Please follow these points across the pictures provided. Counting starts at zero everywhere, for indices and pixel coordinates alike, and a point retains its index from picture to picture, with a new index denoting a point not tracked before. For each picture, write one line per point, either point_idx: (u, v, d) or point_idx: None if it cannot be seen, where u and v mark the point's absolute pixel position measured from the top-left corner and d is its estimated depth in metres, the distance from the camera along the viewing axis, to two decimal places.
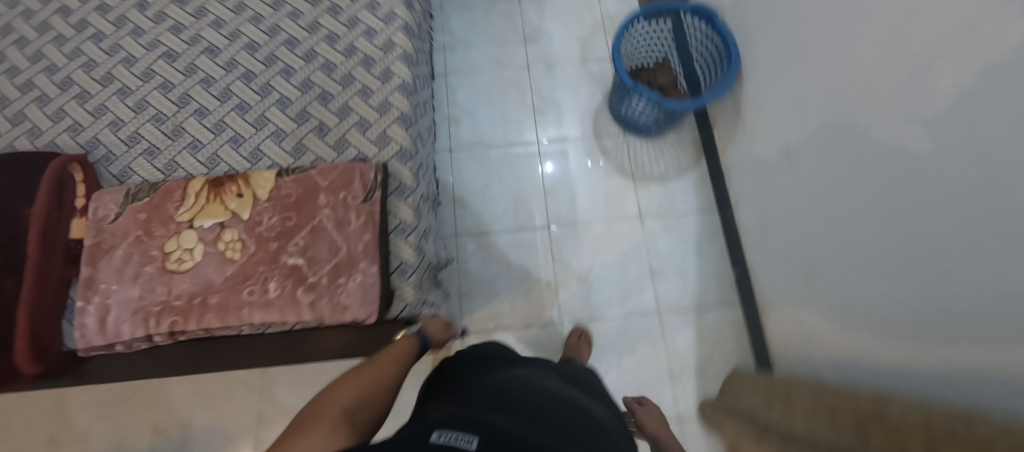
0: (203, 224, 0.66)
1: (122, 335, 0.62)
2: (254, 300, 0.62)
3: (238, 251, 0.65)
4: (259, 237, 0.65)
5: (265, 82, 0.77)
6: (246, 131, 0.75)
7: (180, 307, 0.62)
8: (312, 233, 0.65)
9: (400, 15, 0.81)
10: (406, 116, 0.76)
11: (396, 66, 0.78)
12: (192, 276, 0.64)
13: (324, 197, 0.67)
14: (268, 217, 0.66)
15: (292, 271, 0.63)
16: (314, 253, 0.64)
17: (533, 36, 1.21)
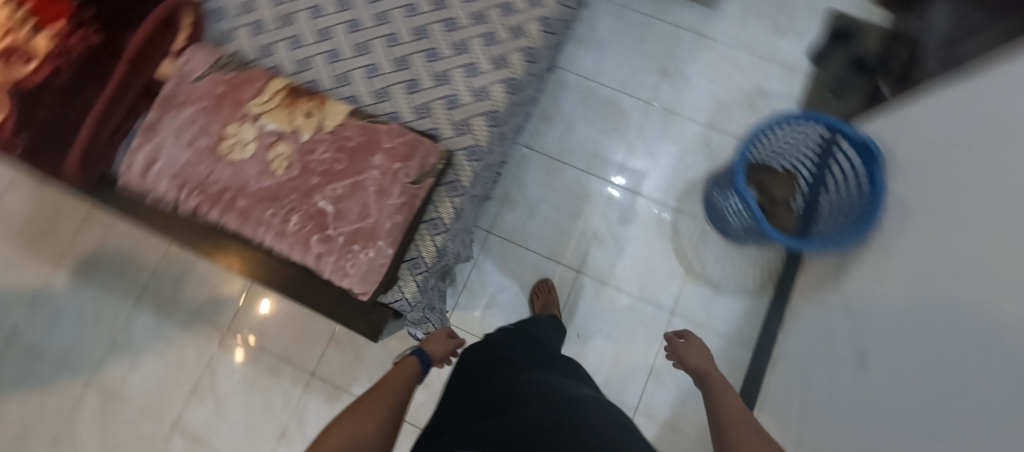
0: (265, 125, 0.66)
1: (155, 190, 0.64)
2: (274, 222, 0.62)
3: (282, 168, 0.64)
4: (305, 165, 0.64)
5: (387, 9, 0.74)
6: (346, 50, 0.73)
7: (210, 194, 0.63)
8: (352, 188, 0.64)
9: (546, 4, 0.74)
10: (496, 113, 0.71)
11: (514, 57, 0.72)
12: (234, 169, 0.64)
13: (380, 159, 0.65)
14: (321, 151, 0.65)
15: (318, 214, 0.63)
16: (344, 207, 0.63)
17: (672, 74, 1.10)
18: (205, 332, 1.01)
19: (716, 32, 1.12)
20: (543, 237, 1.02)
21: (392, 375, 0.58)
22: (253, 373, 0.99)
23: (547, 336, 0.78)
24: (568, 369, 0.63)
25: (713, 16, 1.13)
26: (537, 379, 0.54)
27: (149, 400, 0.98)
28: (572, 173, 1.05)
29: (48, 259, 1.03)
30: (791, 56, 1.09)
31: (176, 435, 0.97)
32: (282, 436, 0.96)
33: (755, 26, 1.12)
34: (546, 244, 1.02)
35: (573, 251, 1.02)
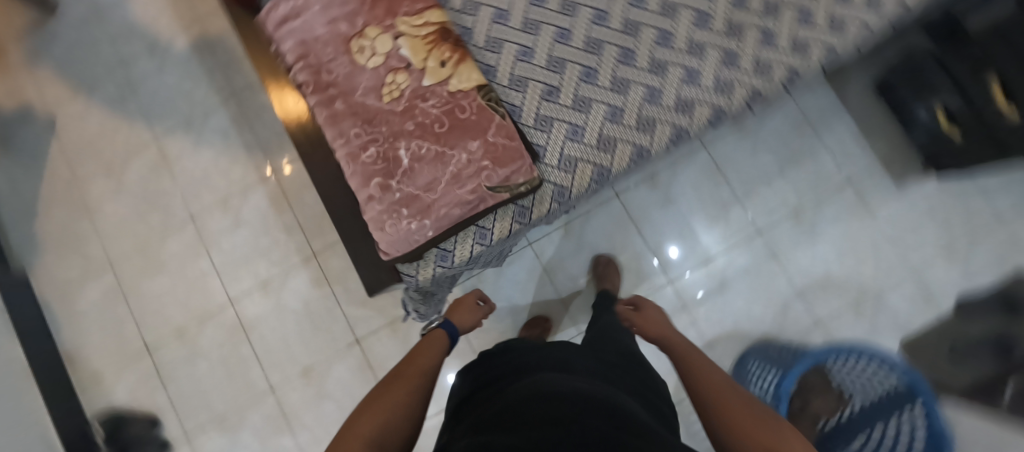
0: (401, 49, 0.64)
1: (282, 45, 0.66)
2: (355, 141, 0.62)
3: (391, 98, 0.63)
4: (410, 109, 0.63)
5: (579, 2, 0.67)
6: (517, 19, 0.68)
7: (321, 80, 0.64)
8: (434, 157, 0.62)
9: (733, 96, 0.65)
10: (607, 172, 0.65)
11: (662, 130, 0.65)
12: (353, 72, 0.64)
13: (475, 147, 0.62)
14: (432, 104, 0.63)
15: (393, 160, 0.62)
16: (417, 170, 0.61)
17: (803, 220, 0.98)
18: (256, 160, 1.05)
19: (880, 211, 0.98)
20: (572, 281, 1.00)
21: (418, 355, 0.57)
22: (271, 220, 1.03)
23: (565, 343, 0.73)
24: (575, 362, 0.57)
25: (890, 192, 0.98)
26: (542, 380, 0.48)
27: (186, 185, 1.06)
28: (638, 246, 1.00)
29: (180, 20, 1.10)
30: (937, 285, 0.94)
31: (190, 225, 1.05)
32: (262, 285, 1.02)
33: (924, 231, 0.96)
34: (569, 290, 1.00)
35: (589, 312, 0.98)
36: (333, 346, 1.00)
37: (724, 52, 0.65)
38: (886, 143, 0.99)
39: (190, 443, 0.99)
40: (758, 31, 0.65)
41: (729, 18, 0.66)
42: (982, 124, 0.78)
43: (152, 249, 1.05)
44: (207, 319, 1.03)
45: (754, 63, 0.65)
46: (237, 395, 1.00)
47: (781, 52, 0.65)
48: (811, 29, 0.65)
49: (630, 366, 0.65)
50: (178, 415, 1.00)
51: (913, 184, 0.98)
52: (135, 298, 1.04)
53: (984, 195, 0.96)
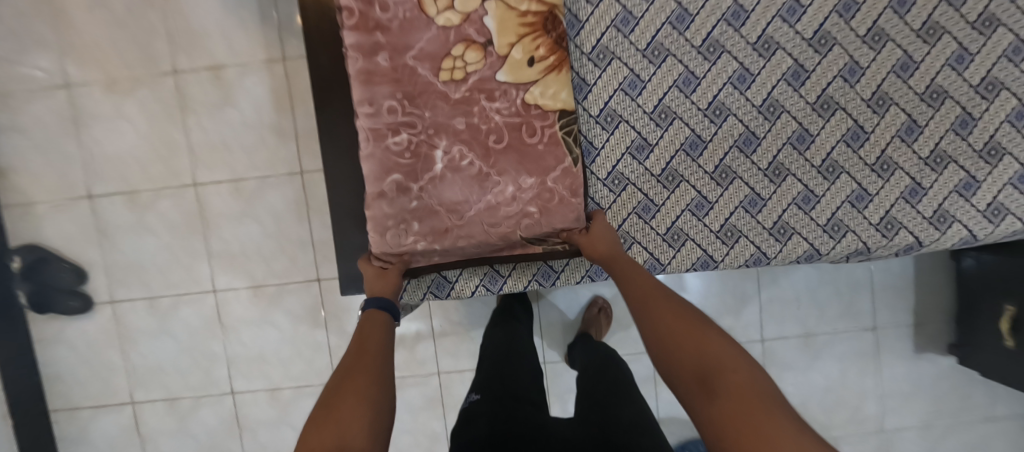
0: (488, 18, 0.45)
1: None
2: (384, 117, 0.46)
3: (451, 78, 0.47)
4: (468, 103, 0.47)
5: (726, 47, 0.52)
6: (642, 36, 0.52)
7: (368, 15, 0.44)
8: (475, 176, 0.48)
9: (840, 243, 0.54)
10: (659, 268, 0.55)
11: (742, 247, 0.54)
12: (414, 21, 0.45)
13: (528, 184, 0.49)
14: (497, 108, 0.48)
15: (424, 159, 0.48)
16: (448, 182, 0.48)
17: (810, 346, 0.92)
18: (269, 36, 0.87)
19: (886, 369, 0.93)
20: (557, 311, 0.92)
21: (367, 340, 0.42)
22: (265, 115, 0.89)
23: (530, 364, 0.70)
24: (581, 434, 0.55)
25: (905, 356, 0.92)
26: None
27: (175, 32, 0.87)
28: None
29: None
30: None
31: (169, 80, 0.88)
32: (234, 180, 0.90)
33: (914, 403, 0.93)
34: (550, 317, 0.92)
35: (560, 349, 0.92)
36: (291, 274, 0.93)
37: (857, 189, 0.53)
38: (929, 307, 0.92)
39: (115, 308, 0.94)
40: (909, 181, 0.53)
41: (884, 150, 0.53)
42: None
43: (118, 89, 0.89)
44: (163, 193, 0.91)
45: (883, 218, 0.54)
46: (178, 284, 0.93)
47: (918, 217, 0.54)
48: (967, 204, 0.53)
49: (598, 378, 0.67)
50: (110, 278, 0.93)
51: (930, 358, 0.93)
52: (87, 136, 0.90)
53: (989, 397, 0.92)
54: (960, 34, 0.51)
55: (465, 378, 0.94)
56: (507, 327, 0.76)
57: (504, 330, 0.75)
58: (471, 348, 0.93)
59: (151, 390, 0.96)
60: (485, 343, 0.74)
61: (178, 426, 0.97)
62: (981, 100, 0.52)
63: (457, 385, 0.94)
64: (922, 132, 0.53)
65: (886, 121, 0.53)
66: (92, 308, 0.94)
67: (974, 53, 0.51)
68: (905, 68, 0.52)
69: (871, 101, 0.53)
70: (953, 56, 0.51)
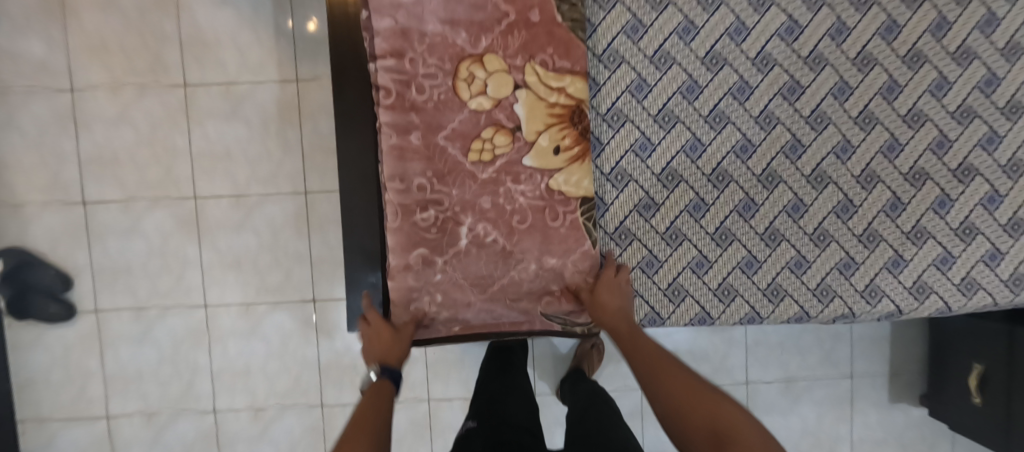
0: (518, 109, 0.50)
1: (376, 15, 0.48)
2: (413, 193, 0.50)
3: (480, 159, 0.50)
4: (495, 183, 0.50)
5: (731, 119, 0.55)
6: (654, 104, 0.55)
7: (405, 96, 0.49)
8: (499, 252, 0.51)
9: (827, 307, 0.57)
10: (659, 321, 0.58)
11: (737, 306, 0.57)
12: (447, 103, 0.50)
13: (548, 264, 0.52)
14: (522, 191, 0.51)
15: (449, 234, 0.51)
16: (472, 257, 0.51)
17: (791, 390, 0.98)
18: (284, 54, 0.88)
19: (860, 418, 0.99)
20: (550, 344, 0.93)
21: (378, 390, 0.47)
22: (272, 131, 0.89)
23: (522, 389, 0.70)
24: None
25: (879, 405, 0.98)
26: None
27: (188, 44, 0.87)
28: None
29: None
30: None
31: (178, 90, 0.88)
32: (236, 193, 0.90)
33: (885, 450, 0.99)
34: (542, 351, 0.93)
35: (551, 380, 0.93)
36: (286, 291, 0.92)
37: (845, 258, 0.57)
38: (905, 359, 0.98)
39: (99, 316, 0.92)
40: (891, 253, 0.57)
41: (870, 223, 0.57)
42: (1007, 394, 0.77)
43: (125, 94, 0.88)
44: (160, 202, 0.90)
45: (868, 286, 0.57)
46: (169, 295, 0.92)
47: (900, 287, 0.57)
48: (943, 277, 0.57)
49: (591, 405, 0.69)
50: (95, 284, 0.91)
51: (902, 407, 0.99)
52: (86, 138, 0.89)
53: (953, 446, 0.99)
54: (941, 122, 0.56)
55: (454, 407, 0.93)
56: (502, 365, 0.76)
57: (498, 368, 0.75)
58: (461, 376, 0.93)
59: (128, 402, 0.93)
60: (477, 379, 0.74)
61: (152, 440, 0.94)
62: (958, 184, 0.56)
63: (445, 413, 0.93)
64: (904, 209, 0.57)
65: (873, 197, 0.57)
66: (74, 315, 0.91)
67: (954, 140, 0.56)
68: (892, 149, 0.56)
69: (861, 177, 0.57)
70: (934, 142, 0.56)
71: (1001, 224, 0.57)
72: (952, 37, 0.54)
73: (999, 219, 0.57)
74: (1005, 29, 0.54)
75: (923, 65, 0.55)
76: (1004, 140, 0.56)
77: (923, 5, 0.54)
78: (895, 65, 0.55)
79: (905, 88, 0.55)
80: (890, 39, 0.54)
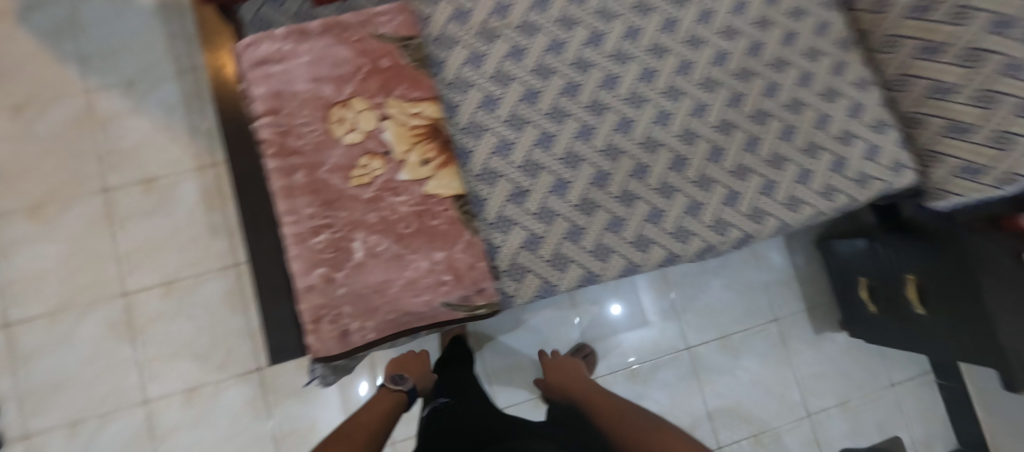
0: (386, 133, 0.60)
1: (254, 85, 0.58)
2: (306, 221, 0.56)
3: (362, 182, 0.58)
4: (377, 200, 0.58)
5: (569, 112, 0.68)
6: (504, 112, 0.67)
7: (285, 144, 0.57)
8: (392, 257, 0.57)
9: (689, 244, 0.67)
10: (552, 289, 0.64)
11: (615, 260, 0.65)
12: (324, 143, 0.58)
13: (438, 258, 0.58)
14: (402, 200, 0.58)
15: (344, 251, 0.56)
16: (369, 267, 0.57)
17: (728, 347, 1.08)
18: (198, 147, 0.96)
19: (797, 356, 1.09)
20: (518, 353, 1.05)
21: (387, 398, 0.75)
22: (197, 217, 0.95)
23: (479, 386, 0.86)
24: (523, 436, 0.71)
25: (807, 339, 1.10)
26: None
27: (106, 155, 0.94)
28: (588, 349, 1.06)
29: None
30: (827, 435, 1.08)
31: (98, 198, 0.94)
32: (166, 283, 0.93)
33: (827, 381, 1.09)
34: (511, 359, 1.05)
35: (524, 386, 1.04)
36: (229, 367, 0.93)
37: (691, 201, 0.68)
38: (814, 293, 1.11)
39: (30, 442, 0.88)
40: (726, 190, 0.69)
41: (702, 170, 0.69)
42: (889, 288, 0.91)
43: (44, 214, 0.92)
44: (90, 308, 0.92)
45: (716, 219, 0.68)
46: (107, 402, 0.90)
47: (741, 216, 0.69)
48: (772, 200, 0.69)
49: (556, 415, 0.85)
50: (24, 408, 0.89)
51: (829, 337, 1.11)
52: (7, 265, 0.91)
53: (884, 360, 1.11)
54: (731, 83, 0.71)
55: None
56: (458, 373, 0.88)
57: (455, 375, 0.87)
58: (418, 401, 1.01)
59: None
60: (438, 386, 0.85)
61: None
62: (758, 126, 0.71)
63: None
64: (725, 153, 0.70)
65: (698, 149, 0.69)
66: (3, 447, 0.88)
67: (744, 94, 0.71)
68: (701, 110, 0.70)
69: (683, 136, 0.69)
70: (730, 98, 0.71)
71: (802, 149, 0.71)
72: (715, 23, 0.72)
73: (797, 145, 0.71)
74: (751, 10, 0.73)
75: (701, 46, 0.72)
76: (780, 87, 0.72)
77: (686, 6, 0.72)
78: (681, 48, 0.71)
79: (694, 64, 0.71)
80: (671, 32, 0.71)
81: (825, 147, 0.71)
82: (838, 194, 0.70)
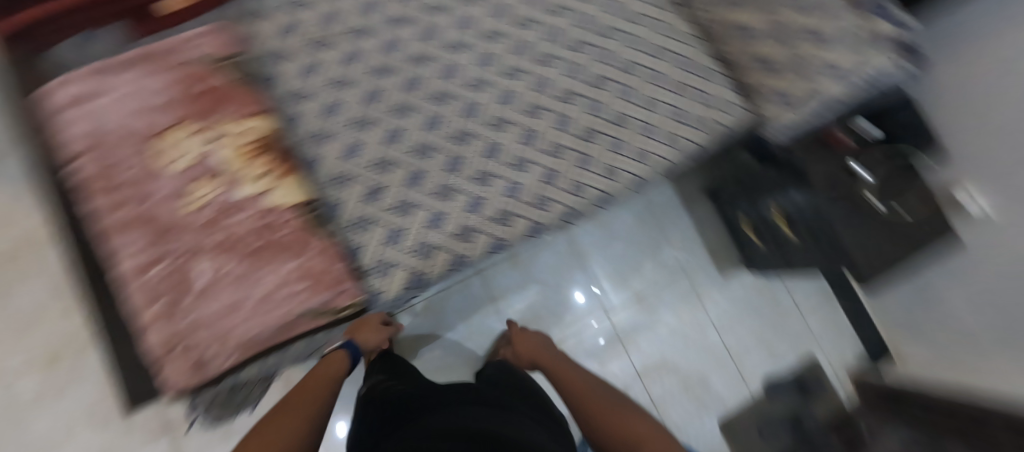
0: (218, 152, 0.60)
1: (68, 127, 0.58)
2: (139, 256, 0.55)
3: (197, 207, 0.57)
4: (216, 222, 0.57)
5: (413, 106, 0.69)
6: (347, 115, 0.67)
7: (107, 181, 0.57)
8: (239, 277, 0.56)
9: (550, 211, 0.70)
10: (422, 278, 0.65)
11: (480, 238, 0.67)
12: (150, 174, 0.57)
13: (290, 268, 0.58)
14: (243, 218, 0.58)
15: (186, 279, 0.55)
16: (215, 291, 0.55)
17: (645, 305, 1.16)
18: None
19: (708, 299, 1.18)
20: (454, 346, 1.09)
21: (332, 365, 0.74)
22: (68, 288, 0.95)
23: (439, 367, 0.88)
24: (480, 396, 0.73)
25: (716, 283, 1.18)
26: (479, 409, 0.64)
27: None
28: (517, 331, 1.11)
29: None
30: (750, 369, 1.16)
31: None
32: (52, 360, 0.92)
33: (742, 318, 1.18)
34: (449, 354, 1.08)
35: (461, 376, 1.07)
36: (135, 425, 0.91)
37: (546, 170, 0.71)
38: (714, 240, 1.20)
39: None
40: (577, 155, 0.72)
41: (552, 139, 0.72)
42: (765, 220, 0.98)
43: None
44: None
45: (572, 183, 0.71)
46: None
47: (595, 176, 0.72)
48: (622, 157, 0.74)
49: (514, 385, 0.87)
50: None
51: (736, 277, 1.20)
52: None
53: (788, 289, 1.20)
54: (566, 56, 0.75)
55: None
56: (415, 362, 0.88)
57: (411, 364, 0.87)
58: (338, 410, 1.03)
59: None
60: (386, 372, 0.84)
61: None
62: (597, 91, 0.75)
63: None
64: (571, 121, 0.73)
65: (544, 121, 0.72)
66: None
67: (580, 63, 0.75)
68: (542, 84, 0.74)
69: (529, 111, 0.72)
70: (568, 69, 0.75)
71: (641, 105, 0.76)
72: (542, 3, 0.77)
73: (637, 103, 0.75)
74: None
75: (531, 25, 0.75)
76: (613, 52, 0.77)
77: None
78: (513, 30, 0.75)
79: (529, 43, 0.75)
80: (501, 16, 0.75)
81: (663, 100, 0.76)
82: (681, 141, 0.75)
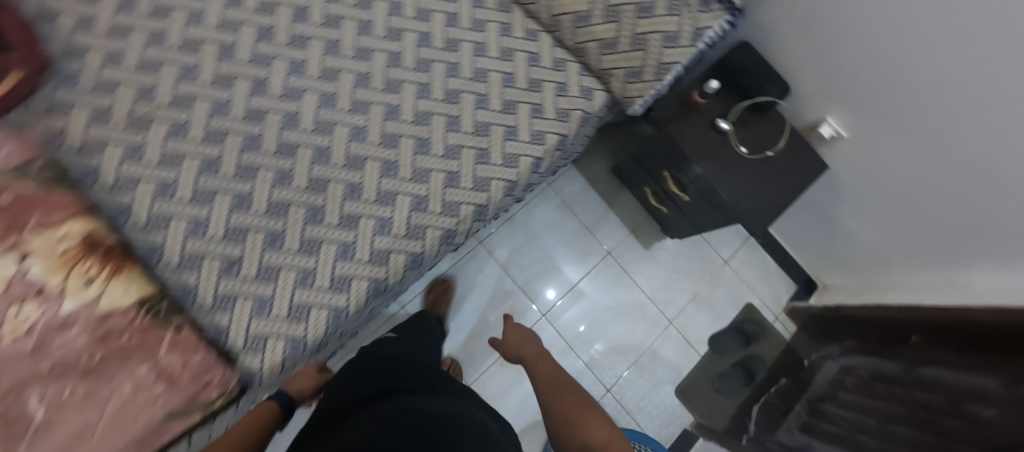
0: (31, 268, 0.54)
1: None
2: None
3: (14, 336, 0.51)
4: (43, 347, 0.52)
5: (257, 165, 0.65)
6: (184, 191, 0.63)
7: None
8: (83, 398, 0.52)
9: (426, 239, 0.68)
10: (302, 343, 0.61)
11: (358, 285, 0.64)
12: None
13: (143, 373, 0.55)
14: (76, 334, 0.54)
15: (17, 418, 0.49)
16: (58, 422, 0.50)
17: (579, 295, 1.15)
18: None
19: (639, 274, 1.19)
20: None
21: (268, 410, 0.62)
22: None
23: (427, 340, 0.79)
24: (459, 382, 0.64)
25: (642, 257, 1.20)
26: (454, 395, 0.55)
27: None
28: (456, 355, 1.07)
29: None
30: (693, 332, 1.18)
31: None
32: None
33: (674, 284, 1.20)
34: None
35: None
36: None
37: (415, 197, 0.69)
38: (630, 215, 1.21)
39: None
40: (444, 174, 0.70)
41: (414, 165, 0.70)
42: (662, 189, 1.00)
43: None
44: None
45: (444, 205, 0.69)
46: None
47: (467, 191, 0.71)
48: (490, 166, 0.72)
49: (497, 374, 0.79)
50: None
51: (658, 246, 1.21)
52: None
53: (712, 245, 1.23)
54: (413, 78, 0.74)
55: None
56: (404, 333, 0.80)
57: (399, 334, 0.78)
58: None
59: None
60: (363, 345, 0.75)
61: None
62: (451, 106, 0.73)
63: None
64: (431, 141, 0.71)
65: (403, 149, 0.70)
66: None
67: (429, 82, 0.74)
68: (393, 111, 0.71)
69: (385, 142, 0.70)
70: (417, 91, 0.73)
71: (499, 110, 0.75)
72: (377, 30, 0.74)
73: (495, 109, 0.75)
74: (407, 7, 0.76)
75: (370, 55, 0.73)
76: (460, 64, 0.76)
77: (342, 25, 0.73)
78: (352, 65, 0.72)
79: (371, 74, 0.72)
80: (336, 53, 0.72)
81: (520, 100, 0.76)
82: (546, 136, 0.75)
